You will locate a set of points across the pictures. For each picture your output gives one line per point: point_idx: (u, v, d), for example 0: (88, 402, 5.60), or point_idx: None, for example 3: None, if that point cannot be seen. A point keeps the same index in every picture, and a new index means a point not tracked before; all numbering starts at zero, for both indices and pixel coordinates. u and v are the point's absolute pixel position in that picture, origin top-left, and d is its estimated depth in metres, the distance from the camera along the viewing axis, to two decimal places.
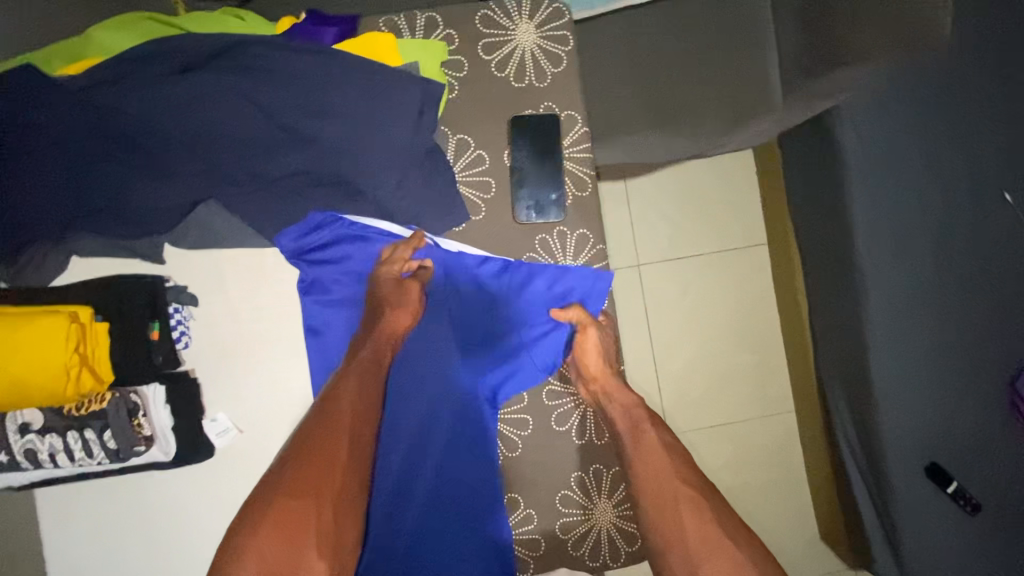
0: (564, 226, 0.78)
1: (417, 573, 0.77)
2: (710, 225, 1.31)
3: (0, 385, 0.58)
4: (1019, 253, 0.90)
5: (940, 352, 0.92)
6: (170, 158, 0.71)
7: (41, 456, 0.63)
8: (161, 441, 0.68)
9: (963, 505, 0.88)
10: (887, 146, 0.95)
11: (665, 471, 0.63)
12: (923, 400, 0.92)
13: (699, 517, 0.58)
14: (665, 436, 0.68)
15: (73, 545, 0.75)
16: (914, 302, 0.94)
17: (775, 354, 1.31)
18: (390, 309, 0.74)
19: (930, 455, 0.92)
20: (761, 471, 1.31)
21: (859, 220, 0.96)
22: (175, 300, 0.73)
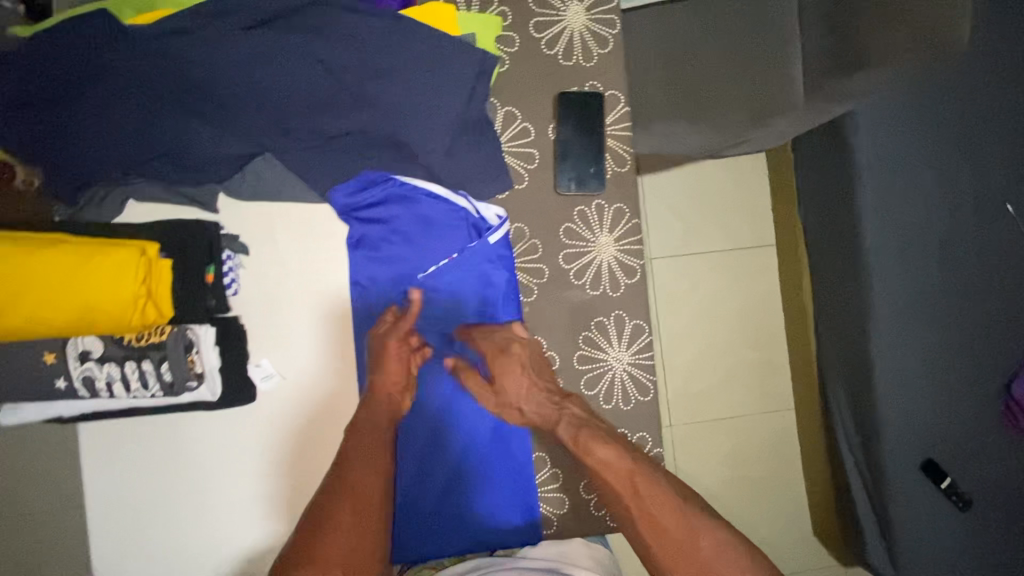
0: (602, 199, 0.82)
1: (448, 533, 0.80)
2: (722, 224, 1.34)
3: (70, 310, 0.60)
4: (1004, 262, 1.00)
5: (939, 351, 1.01)
6: (232, 110, 0.73)
7: (98, 385, 0.66)
8: (210, 380, 0.71)
9: (955, 501, 0.98)
10: (899, 151, 1.01)
11: (614, 489, 0.68)
12: (924, 395, 1.00)
13: (653, 525, 0.64)
14: (603, 450, 0.71)
15: (109, 483, 0.77)
16: (918, 302, 1.01)
17: (777, 352, 1.35)
18: (381, 370, 0.75)
19: (928, 451, 1.00)
20: (759, 466, 1.35)
21: (873, 219, 1.01)
22: (229, 249, 0.75)
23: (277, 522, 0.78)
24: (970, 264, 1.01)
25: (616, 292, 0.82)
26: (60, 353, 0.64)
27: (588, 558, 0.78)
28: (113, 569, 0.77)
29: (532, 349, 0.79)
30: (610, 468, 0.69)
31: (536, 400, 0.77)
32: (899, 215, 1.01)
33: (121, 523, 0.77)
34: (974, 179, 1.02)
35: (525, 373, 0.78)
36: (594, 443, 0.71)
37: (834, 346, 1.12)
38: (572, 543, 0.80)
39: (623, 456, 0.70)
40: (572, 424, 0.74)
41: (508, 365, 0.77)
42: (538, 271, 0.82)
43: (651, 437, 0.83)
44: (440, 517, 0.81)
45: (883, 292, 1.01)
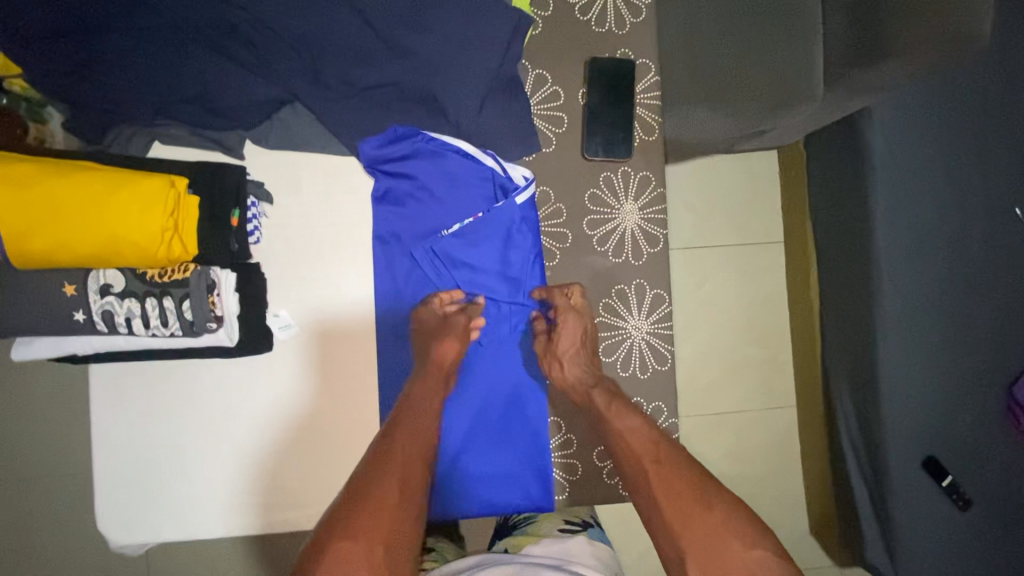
0: (628, 166, 0.82)
1: (458, 498, 0.79)
2: (731, 220, 1.34)
3: (98, 236, 0.61)
4: (1015, 263, 1.02)
5: (948, 346, 1.01)
6: (266, 53, 0.73)
7: (118, 320, 0.66)
8: (230, 324, 0.70)
9: (955, 500, 0.98)
10: (919, 145, 1.02)
11: (635, 455, 0.68)
12: (932, 390, 1.01)
13: (670, 486, 0.63)
14: (631, 418, 0.71)
15: (120, 425, 0.76)
16: (928, 298, 1.01)
17: (782, 349, 1.34)
18: (437, 341, 0.76)
19: (929, 449, 1.00)
20: (760, 461, 1.34)
21: (885, 214, 1.01)
22: (253, 195, 0.74)
23: (285, 476, 0.77)
24: (982, 262, 1.02)
25: (638, 261, 0.83)
26: (80, 286, 0.64)
27: (591, 556, 0.71)
28: (115, 513, 0.76)
29: (581, 321, 0.78)
30: (635, 434, 0.70)
31: (582, 368, 0.78)
32: (913, 208, 1.02)
33: (128, 468, 0.76)
34: (990, 177, 1.02)
35: (581, 344, 0.78)
36: (622, 410, 0.72)
37: (840, 338, 1.12)
38: (574, 542, 0.73)
39: (650, 426, 0.70)
40: (605, 392, 0.75)
41: (566, 327, 0.77)
42: (560, 236, 0.83)
43: (666, 408, 0.83)
44: (454, 482, 0.80)
45: (894, 283, 1.01)
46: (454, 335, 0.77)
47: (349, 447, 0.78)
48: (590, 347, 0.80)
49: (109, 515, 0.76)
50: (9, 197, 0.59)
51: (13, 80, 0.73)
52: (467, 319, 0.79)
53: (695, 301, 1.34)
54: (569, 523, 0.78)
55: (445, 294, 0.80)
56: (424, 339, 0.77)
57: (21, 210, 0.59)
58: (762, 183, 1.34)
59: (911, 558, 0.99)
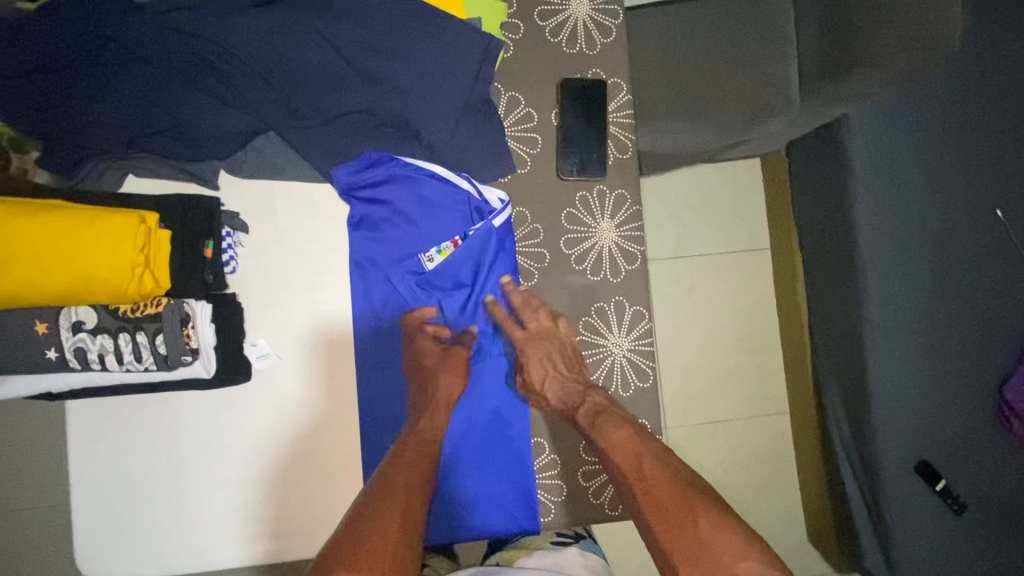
0: (604, 184, 0.83)
1: (448, 522, 0.79)
2: (719, 229, 1.34)
3: (69, 275, 0.60)
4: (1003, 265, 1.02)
5: (937, 352, 1.01)
6: (237, 87, 0.73)
7: (90, 357, 0.65)
8: (206, 355, 0.69)
9: (950, 504, 0.97)
10: (897, 153, 1.03)
11: (622, 470, 0.68)
12: (920, 399, 1.01)
13: (655, 499, 0.63)
14: (618, 431, 0.71)
15: (92, 461, 0.74)
16: (910, 304, 1.02)
17: (772, 357, 1.34)
18: (441, 377, 0.76)
19: (919, 454, 1.01)
20: (758, 470, 1.34)
21: (861, 223, 1.03)
22: (228, 226, 0.75)
23: (270, 504, 0.77)
24: (967, 266, 1.02)
25: (617, 278, 0.83)
26: (52, 324, 0.63)
27: (583, 567, 0.72)
28: (90, 547, 0.74)
29: (564, 344, 0.79)
30: (620, 449, 0.69)
31: (564, 387, 0.78)
32: (891, 217, 1.03)
33: (103, 506, 0.74)
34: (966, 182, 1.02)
35: (563, 365, 0.79)
36: (606, 426, 0.72)
37: (827, 348, 1.13)
38: (567, 552, 0.74)
39: (635, 439, 0.70)
40: (592, 408, 0.74)
41: (533, 361, 0.78)
42: (539, 256, 0.82)
43: (651, 424, 0.82)
44: (443, 504, 0.79)
45: (876, 290, 1.02)
46: (455, 370, 0.77)
47: (330, 474, 0.78)
48: (574, 368, 0.79)
49: (88, 555, 0.74)
50: None
51: None
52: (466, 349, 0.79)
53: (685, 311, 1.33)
54: (561, 535, 0.80)
55: (418, 316, 0.79)
56: (424, 371, 0.76)
57: None
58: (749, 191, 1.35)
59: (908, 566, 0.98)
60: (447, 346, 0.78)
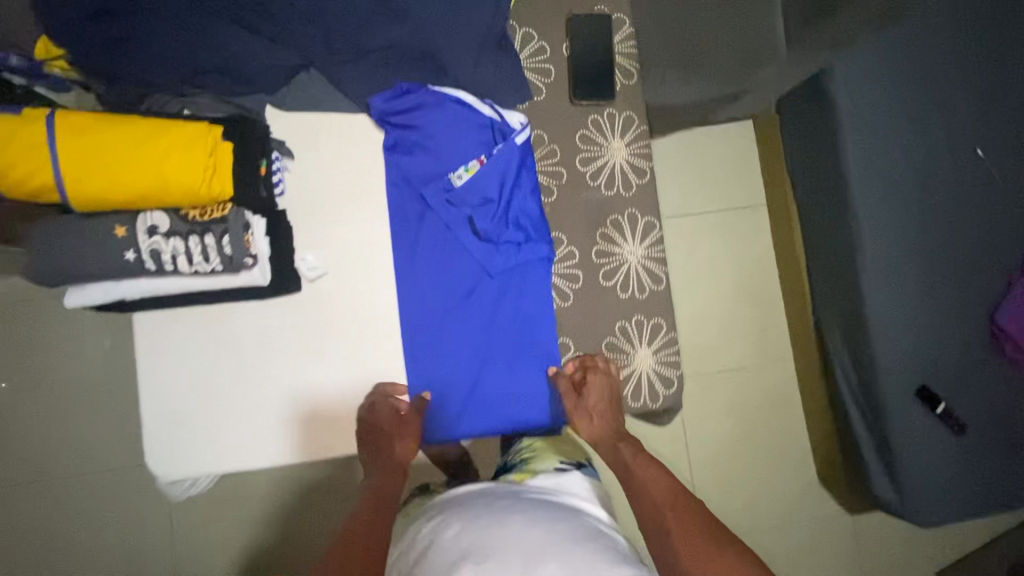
0: (613, 108, 0.91)
1: (480, 415, 0.87)
2: (716, 191, 1.51)
3: (149, 178, 0.68)
4: (973, 196, 1.15)
5: (920, 274, 1.13)
6: (281, 26, 0.82)
7: (164, 258, 0.72)
8: (263, 262, 0.77)
9: (951, 425, 1.11)
10: (873, 98, 1.14)
11: (654, 499, 0.72)
12: (912, 322, 1.13)
13: (689, 530, 0.65)
14: (650, 469, 0.76)
15: (164, 369, 0.82)
16: (894, 232, 1.14)
17: (774, 307, 1.50)
18: (395, 438, 0.81)
19: (920, 380, 1.12)
20: (762, 415, 1.48)
21: (853, 161, 1.13)
22: (277, 151, 0.81)
23: (324, 404, 0.84)
24: (944, 199, 1.15)
25: (629, 191, 0.91)
26: (130, 228, 0.71)
27: (584, 489, 0.75)
28: (163, 451, 0.82)
29: (612, 382, 0.87)
30: (655, 483, 0.75)
31: (608, 422, 0.85)
32: (878, 152, 1.14)
33: (171, 409, 0.82)
34: (937, 125, 1.16)
35: (609, 405, 0.86)
36: (645, 460, 0.78)
37: (823, 282, 1.25)
38: (569, 476, 0.76)
39: (669, 478, 0.75)
40: (630, 447, 0.81)
41: (593, 389, 0.85)
42: (557, 174, 0.90)
43: (665, 324, 0.90)
44: (455, 415, 0.87)
45: (868, 219, 1.13)
46: (409, 432, 0.81)
47: (377, 374, 0.86)
48: (616, 404, 0.87)
49: (159, 458, 0.82)
50: (65, 142, 0.65)
51: (53, 62, 0.80)
52: (419, 416, 0.83)
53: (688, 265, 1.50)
54: (563, 460, 0.80)
55: (380, 394, 0.83)
56: (380, 436, 0.81)
57: (74, 158, 0.66)
58: (744, 155, 1.52)
59: (908, 478, 1.12)
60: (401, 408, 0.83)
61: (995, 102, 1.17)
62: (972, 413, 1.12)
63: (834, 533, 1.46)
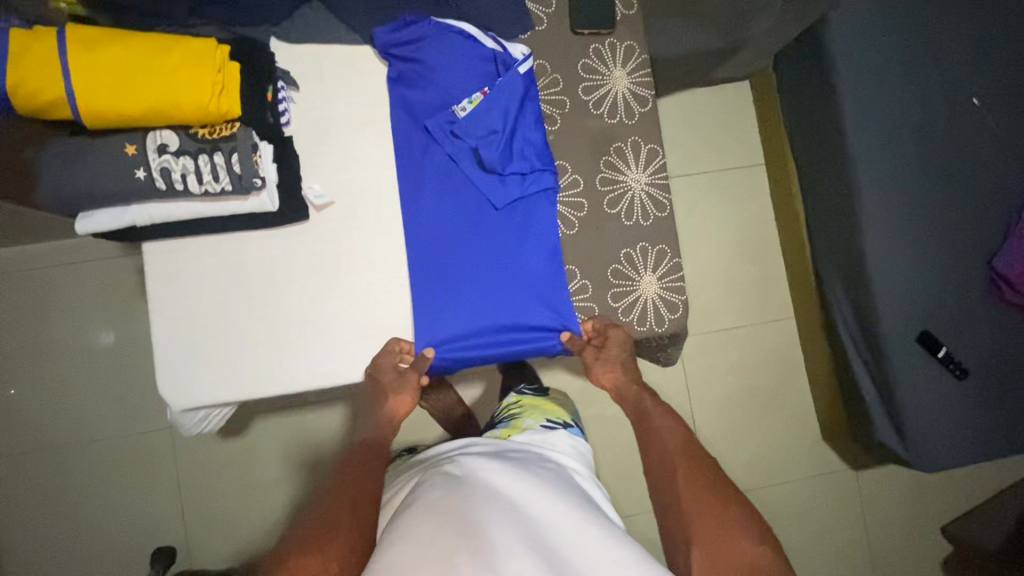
0: (614, 38, 0.92)
1: (478, 345, 0.87)
2: (715, 150, 1.53)
3: (157, 91, 0.68)
4: (971, 139, 1.16)
5: (920, 216, 1.15)
6: None
7: (174, 177, 0.73)
8: (270, 186, 0.77)
9: (953, 369, 1.12)
10: (870, 40, 1.16)
11: (669, 447, 0.81)
12: (912, 263, 1.14)
13: (693, 475, 0.76)
14: (669, 420, 0.85)
15: (177, 299, 0.82)
16: (893, 175, 1.15)
17: (774, 265, 1.52)
18: (393, 395, 0.85)
19: (922, 325, 1.13)
20: (764, 371, 1.50)
21: (848, 106, 1.15)
22: (282, 81, 0.83)
23: (333, 335, 0.85)
24: (942, 142, 1.16)
25: (632, 120, 0.91)
26: (140, 146, 0.72)
27: (569, 446, 0.86)
28: (174, 381, 0.82)
29: (624, 339, 0.89)
30: (671, 432, 0.83)
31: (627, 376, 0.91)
32: (877, 94, 1.16)
33: (185, 340, 0.82)
34: (936, 65, 1.17)
35: (624, 359, 0.90)
36: (664, 412, 0.87)
37: (823, 229, 1.27)
38: (555, 433, 0.86)
39: (685, 430, 0.84)
40: (650, 399, 0.90)
41: (613, 343, 0.88)
42: (560, 103, 0.91)
43: (670, 250, 0.91)
44: (461, 343, 0.87)
45: (866, 162, 1.15)
46: (409, 390, 0.85)
47: (385, 305, 0.86)
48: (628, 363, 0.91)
49: (172, 389, 0.82)
50: (75, 55, 0.66)
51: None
52: (419, 373, 0.85)
53: (688, 221, 1.51)
54: (551, 420, 0.91)
55: (401, 342, 0.85)
56: (379, 390, 0.84)
57: (84, 73, 0.66)
58: (742, 114, 1.54)
59: (910, 422, 1.13)
60: (401, 367, 0.86)
61: (993, 42, 1.18)
62: (973, 353, 1.13)
63: (836, 487, 1.49)
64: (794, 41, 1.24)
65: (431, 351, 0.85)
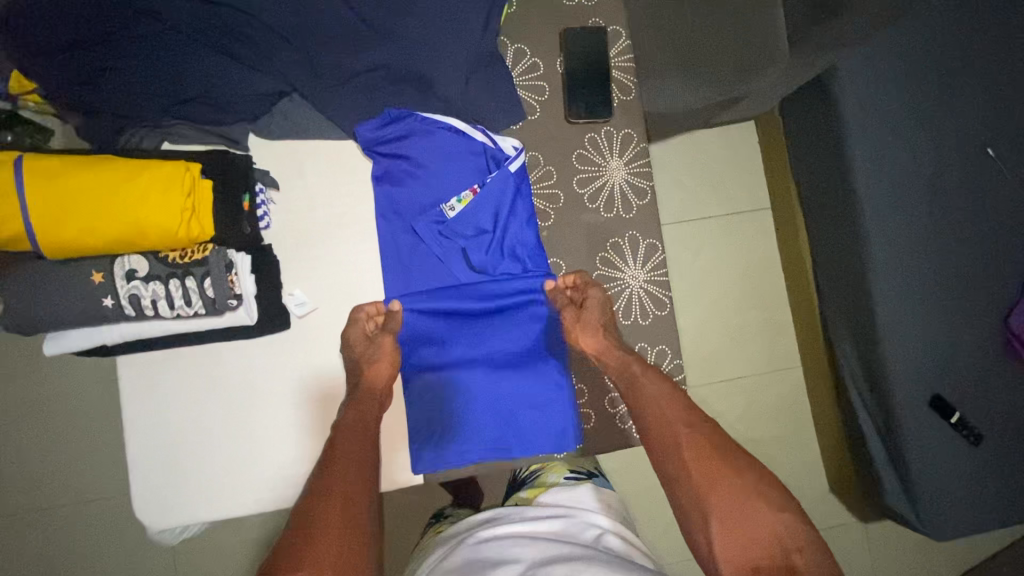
0: (612, 125, 0.90)
1: (450, 306, 0.85)
2: (722, 196, 1.44)
3: (125, 221, 0.65)
4: (994, 198, 1.08)
5: (937, 282, 1.07)
6: (267, 49, 0.80)
7: (144, 304, 0.69)
8: (248, 303, 0.73)
9: (966, 435, 1.04)
10: (882, 96, 1.09)
11: (665, 416, 0.72)
12: (931, 334, 1.06)
13: (696, 444, 0.67)
14: (662, 384, 0.76)
15: (153, 411, 0.78)
16: (909, 239, 1.08)
17: (781, 313, 1.44)
18: (367, 363, 0.79)
19: (934, 389, 1.06)
20: (773, 427, 1.42)
21: (858, 166, 1.08)
22: (260, 182, 0.77)
23: (318, 438, 0.81)
24: (963, 202, 1.08)
25: (629, 214, 0.90)
26: (108, 273, 0.68)
27: (598, 500, 0.80)
28: (153, 499, 0.78)
29: (601, 301, 0.85)
30: (665, 399, 0.74)
31: (608, 340, 0.83)
32: (886, 150, 1.09)
33: (162, 454, 0.78)
34: (953, 117, 1.09)
35: (602, 320, 0.84)
36: (650, 372, 0.78)
37: (832, 286, 1.20)
38: (581, 488, 0.81)
39: (679, 393, 0.75)
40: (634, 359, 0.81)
41: (591, 304, 0.85)
42: (552, 197, 0.91)
43: (670, 349, 0.89)
44: (434, 299, 0.85)
45: (880, 224, 1.08)
46: (385, 357, 0.80)
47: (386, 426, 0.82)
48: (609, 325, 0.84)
49: (150, 507, 0.78)
50: (38, 189, 0.63)
51: (25, 97, 0.77)
52: (392, 334, 0.82)
53: (693, 272, 1.44)
54: (574, 471, 0.87)
55: (368, 303, 0.81)
56: (352, 361, 0.79)
57: (48, 206, 0.63)
58: (746, 153, 1.45)
59: (930, 502, 1.05)
60: (371, 332, 0.82)
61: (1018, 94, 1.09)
62: (997, 428, 1.05)
63: (851, 550, 1.40)
64: (803, 86, 1.16)
65: (398, 305, 0.83)
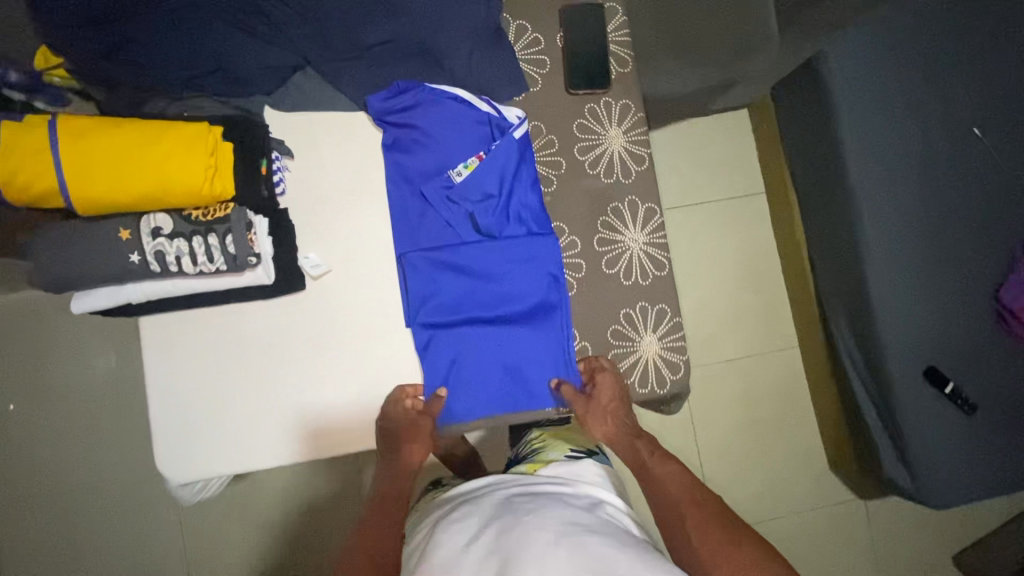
0: (609, 97, 0.95)
1: (462, 267, 0.87)
2: (717, 180, 1.49)
3: (150, 178, 0.68)
4: (978, 175, 1.13)
5: (927, 255, 1.11)
6: (281, 22, 0.83)
7: (169, 260, 0.73)
8: (266, 261, 0.77)
9: (961, 405, 1.07)
10: (871, 75, 1.13)
11: (674, 498, 0.75)
12: (921, 304, 1.10)
13: (702, 521, 0.69)
14: (672, 467, 0.80)
15: (173, 370, 0.82)
16: (899, 213, 1.11)
17: (778, 295, 1.47)
18: (405, 445, 0.83)
19: (928, 361, 1.09)
20: (772, 406, 1.44)
21: (850, 141, 1.12)
22: (277, 150, 0.81)
23: (327, 391, 0.83)
24: (949, 179, 1.13)
25: (629, 178, 0.94)
26: (134, 230, 0.72)
27: (596, 475, 0.79)
28: (173, 453, 0.81)
29: (623, 387, 0.89)
30: (673, 480, 0.78)
31: (626, 423, 0.88)
32: (877, 128, 1.13)
33: (181, 411, 0.81)
34: (939, 97, 1.14)
35: (622, 405, 0.88)
36: (663, 458, 0.82)
37: (824, 260, 1.24)
38: (583, 464, 0.80)
39: (687, 474, 0.79)
40: (651, 445, 0.86)
41: (613, 388, 0.87)
42: (556, 164, 0.94)
43: (669, 308, 0.93)
44: (448, 260, 0.87)
45: (871, 198, 1.11)
46: (419, 437, 0.83)
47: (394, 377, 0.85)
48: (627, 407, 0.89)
49: (172, 462, 0.81)
50: (70, 147, 0.67)
51: (52, 71, 0.80)
52: (430, 417, 0.84)
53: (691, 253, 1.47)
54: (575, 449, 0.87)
55: (406, 387, 0.84)
56: (390, 444, 0.82)
57: (78, 162, 0.67)
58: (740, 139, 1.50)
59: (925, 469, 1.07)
60: (408, 414, 0.83)
61: (999, 77, 1.15)
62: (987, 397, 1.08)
63: (849, 527, 1.42)
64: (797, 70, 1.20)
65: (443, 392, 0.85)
